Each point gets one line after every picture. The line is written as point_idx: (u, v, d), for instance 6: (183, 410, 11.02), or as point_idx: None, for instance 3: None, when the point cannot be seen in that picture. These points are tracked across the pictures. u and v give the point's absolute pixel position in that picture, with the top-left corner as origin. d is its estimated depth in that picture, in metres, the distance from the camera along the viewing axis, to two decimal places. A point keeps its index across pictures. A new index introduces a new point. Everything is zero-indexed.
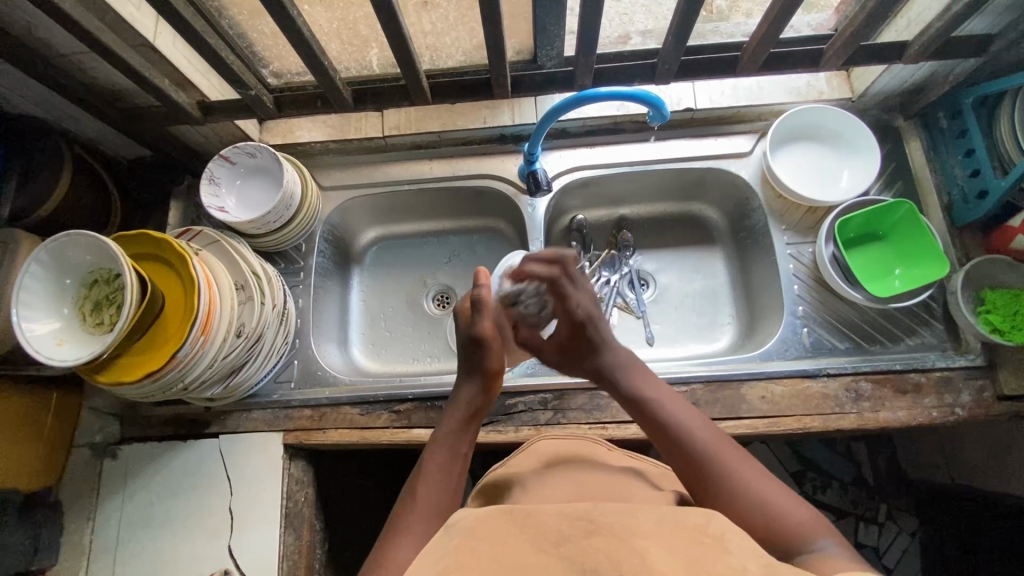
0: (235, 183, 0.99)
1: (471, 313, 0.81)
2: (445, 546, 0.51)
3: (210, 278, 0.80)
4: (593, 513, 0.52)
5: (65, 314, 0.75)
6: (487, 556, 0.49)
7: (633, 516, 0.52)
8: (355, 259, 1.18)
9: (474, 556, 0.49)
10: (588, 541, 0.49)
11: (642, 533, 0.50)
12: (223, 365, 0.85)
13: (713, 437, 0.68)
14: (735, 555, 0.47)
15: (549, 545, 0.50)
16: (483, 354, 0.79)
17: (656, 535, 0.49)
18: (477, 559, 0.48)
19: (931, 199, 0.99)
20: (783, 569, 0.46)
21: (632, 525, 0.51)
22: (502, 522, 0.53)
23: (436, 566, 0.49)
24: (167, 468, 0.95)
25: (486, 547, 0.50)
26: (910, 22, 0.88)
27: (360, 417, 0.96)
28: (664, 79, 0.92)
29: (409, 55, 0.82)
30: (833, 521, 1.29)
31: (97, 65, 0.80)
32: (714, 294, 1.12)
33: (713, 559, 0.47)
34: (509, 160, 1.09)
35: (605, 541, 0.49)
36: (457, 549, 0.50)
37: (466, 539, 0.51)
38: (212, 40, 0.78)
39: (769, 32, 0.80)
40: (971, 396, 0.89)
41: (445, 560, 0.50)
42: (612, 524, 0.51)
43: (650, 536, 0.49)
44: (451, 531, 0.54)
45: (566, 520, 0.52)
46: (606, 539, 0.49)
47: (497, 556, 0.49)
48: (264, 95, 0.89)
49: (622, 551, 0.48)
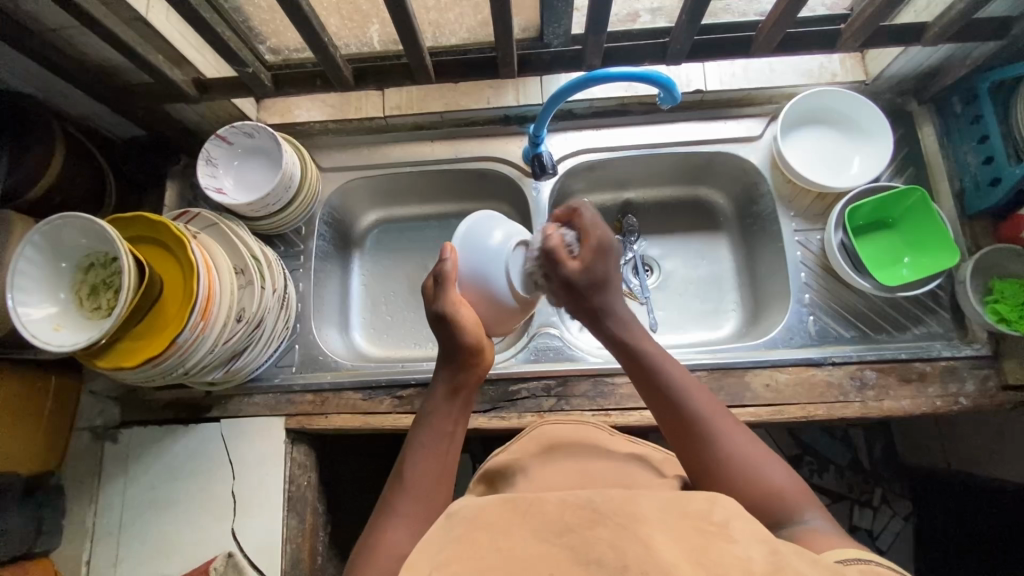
0: (232, 164, 0.96)
1: (434, 287, 0.74)
2: (449, 536, 0.51)
3: (208, 262, 0.78)
4: (597, 501, 0.52)
5: (61, 300, 0.73)
6: (491, 544, 0.49)
7: (634, 502, 0.51)
8: (355, 243, 1.16)
9: (478, 544, 0.49)
10: (593, 529, 0.49)
11: (646, 520, 0.49)
12: (223, 350, 0.84)
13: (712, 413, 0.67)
14: (740, 543, 0.46)
15: (552, 534, 0.49)
16: (451, 334, 0.73)
17: (660, 522, 0.49)
18: (480, 549, 0.48)
19: (942, 185, 0.97)
20: (789, 555, 0.45)
21: (635, 512, 0.50)
22: (505, 510, 0.53)
23: (439, 555, 0.49)
24: (169, 451, 0.95)
25: (489, 535, 0.50)
26: (929, 3, 0.85)
27: (363, 402, 0.96)
28: (674, 60, 0.89)
29: (412, 32, 0.79)
30: (828, 504, 1.31)
31: (87, 40, 0.77)
32: (718, 281, 1.11)
33: (717, 545, 0.46)
34: (513, 142, 1.07)
35: (608, 530, 0.48)
36: (460, 537, 0.50)
37: (471, 528, 0.51)
38: (206, 14, 0.74)
39: (786, 13, 0.78)
40: (975, 385, 0.89)
41: (447, 549, 0.49)
42: (616, 511, 0.50)
43: (654, 523, 0.49)
44: (452, 519, 0.54)
45: (571, 508, 0.51)
46: (610, 529, 0.48)
47: (499, 545, 0.49)
48: (262, 73, 0.86)
49: (625, 539, 0.47)
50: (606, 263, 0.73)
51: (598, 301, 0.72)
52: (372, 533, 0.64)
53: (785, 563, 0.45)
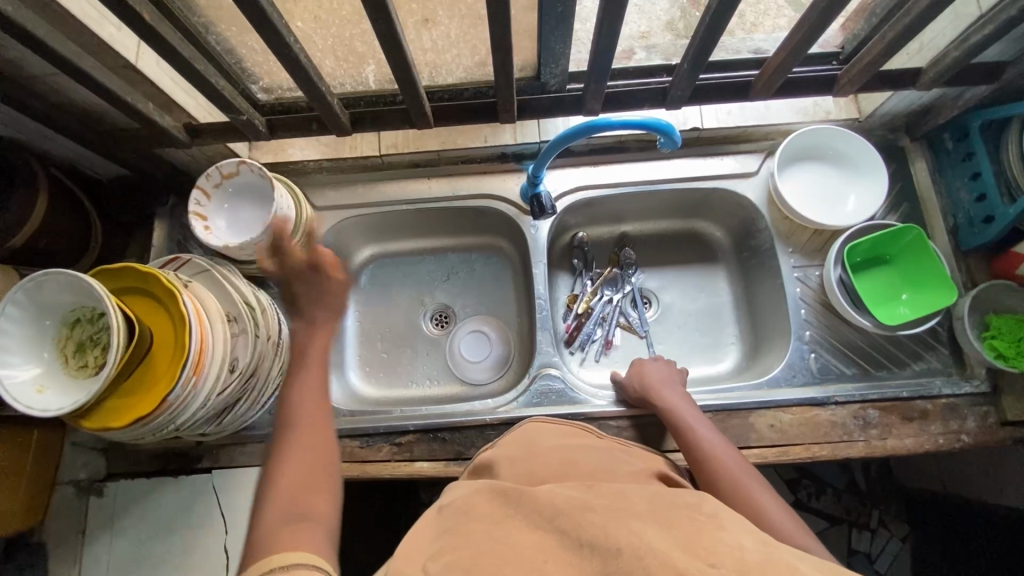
0: (223, 207, 0.94)
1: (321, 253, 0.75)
2: (443, 525, 0.52)
3: (200, 312, 0.76)
4: (590, 498, 0.52)
5: (46, 359, 0.70)
6: (479, 530, 0.50)
7: (626, 500, 0.52)
8: (349, 279, 1.14)
9: (469, 533, 0.50)
10: (581, 516, 0.49)
11: (637, 515, 0.49)
12: (216, 402, 0.81)
13: (727, 452, 0.77)
14: (730, 530, 0.46)
15: (544, 521, 0.49)
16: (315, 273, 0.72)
17: (650, 515, 0.49)
18: (471, 536, 0.49)
19: (936, 221, 0.98)
20: (781, 549, 0.44)
21: (628, 508, 0.50)
22: (497, 505, 0.53)
23: (429, 547, 0.50)
24: (158, 505, 0.92)
25: (481, 525, 0.50)
26: (921, 47, 0.87)
27: (361, 450, 0.93)
28: (675, 104, 0.90)
29: (411, 81, 0.78)
30: (827, 527, 1.29)
31: (74, 87, 0.75)
32: (717, 313, 1.11)
33: (708, 532, 0.46)
34: (511, 179, 1.06)
35: (600, 517, 0.48)
36: (449, 530, 0.51)
37: (459, 522, 0.52)
38: (201, 66, 0.72)
39: (787, 60, 0.78)
40: (976, 422, 0.90)
41: (438, 539, 0.51)
42: (608, 506, 0.50)
43: (643, 517, 0.48)
44: (445, 511, 0.55)
45: (562, 500, 0.51)
46: (600, 515, 0.48)
47: (491, 533, 0.49)
48: (255, 118, 0.84)
49: (616, 527, 0.46)
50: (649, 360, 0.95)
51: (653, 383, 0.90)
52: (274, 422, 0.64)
53: (775, 549, 0.44)
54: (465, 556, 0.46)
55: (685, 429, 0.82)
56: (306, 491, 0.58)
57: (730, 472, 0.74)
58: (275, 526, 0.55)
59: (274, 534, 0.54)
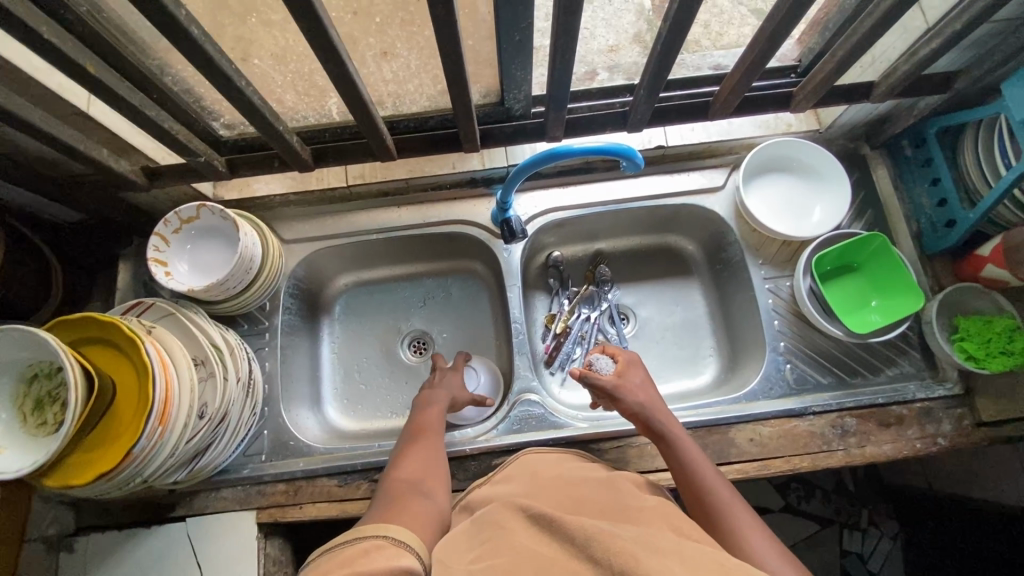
0: (185, 248, 0.92)
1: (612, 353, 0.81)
2: (475, 553, 0.60)
3: (163, 358, 0.73)
4: (612, 532, 0.57)
5: (4, 419, 0.68)
6: (519, 556, 0.56)
7: (646, 534, 0.57)
8: (324, 310, 1.12)
9: (515, 560, 0.56)
10: (611, 541, 0.56)
11: (663, 552, 0.54)
12: (187, 449, 0.79)
13: (744, 513, 0.71)
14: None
15: (576, 550, 0.56)
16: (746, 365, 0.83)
17: (678, 556, 0.53)
18: (515, 564, 0.55)
19: (900, 227, 1.00)
20: None
21: (647, 544, 0.55)
22: (533, 536, 0.60)
23: (470, 554, 0.60)
24: (130, 558, 0.89)
25: (518, 556, 0.56)
26: (874, 60, 0.89)
27: (339, 489, 0.91)
28: (637, 126, 0.91)
29: (371, 116, 0.78)
30: (817, 531, 1.28)
31: (26, 141, 0.74)
32: (694, 325, 1.11)
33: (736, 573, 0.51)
34: (481, 204, 1.06)
35: (627, 544, 0.55)
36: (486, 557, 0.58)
37: (494, 534, 0.62)
38: (154, 112, 0.71)
39: (743, 80, 0.79)
40: (951, 425, 0.90)
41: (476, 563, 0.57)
42: (624, 546, 0.55)
43: (669, 554, 0.54)
44: (484, 529, 0.64)
45: (581, 530, 0.57)
46: (626, 546, 0.54)
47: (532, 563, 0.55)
48: (215, 158, 0.84)
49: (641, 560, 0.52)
50: (631, 372, 0.88)
51: (653, 421, 0.82)
52: (416, 419, 0.87)
53: None
54: (503, 562, 0.56)
55: (697, 480, 0.76)
56: (420, 484, 0.74)
57: (746, 539, 0.68)
58: (394, 503, 0.68)
59: (383, 515, 0.65)
